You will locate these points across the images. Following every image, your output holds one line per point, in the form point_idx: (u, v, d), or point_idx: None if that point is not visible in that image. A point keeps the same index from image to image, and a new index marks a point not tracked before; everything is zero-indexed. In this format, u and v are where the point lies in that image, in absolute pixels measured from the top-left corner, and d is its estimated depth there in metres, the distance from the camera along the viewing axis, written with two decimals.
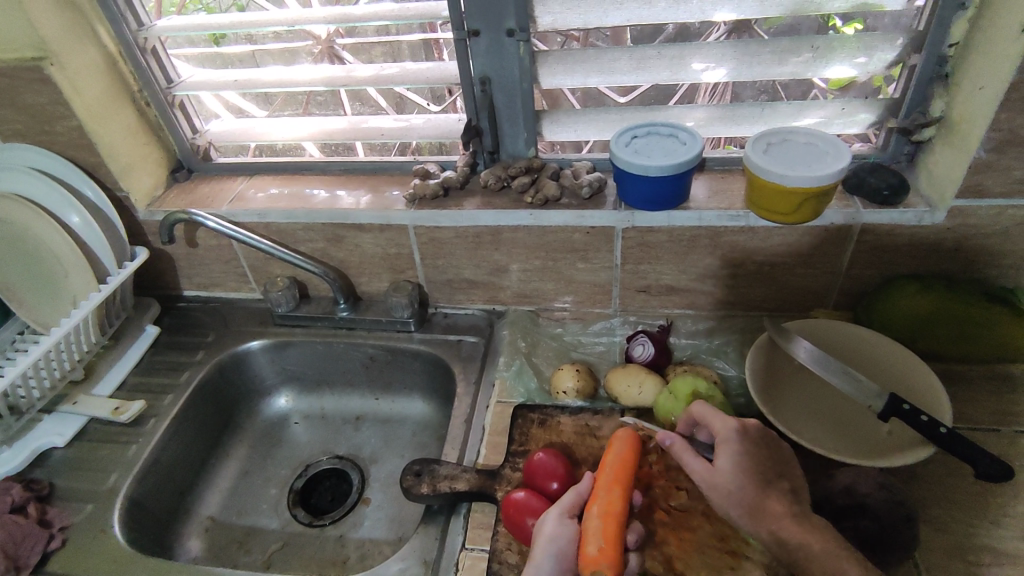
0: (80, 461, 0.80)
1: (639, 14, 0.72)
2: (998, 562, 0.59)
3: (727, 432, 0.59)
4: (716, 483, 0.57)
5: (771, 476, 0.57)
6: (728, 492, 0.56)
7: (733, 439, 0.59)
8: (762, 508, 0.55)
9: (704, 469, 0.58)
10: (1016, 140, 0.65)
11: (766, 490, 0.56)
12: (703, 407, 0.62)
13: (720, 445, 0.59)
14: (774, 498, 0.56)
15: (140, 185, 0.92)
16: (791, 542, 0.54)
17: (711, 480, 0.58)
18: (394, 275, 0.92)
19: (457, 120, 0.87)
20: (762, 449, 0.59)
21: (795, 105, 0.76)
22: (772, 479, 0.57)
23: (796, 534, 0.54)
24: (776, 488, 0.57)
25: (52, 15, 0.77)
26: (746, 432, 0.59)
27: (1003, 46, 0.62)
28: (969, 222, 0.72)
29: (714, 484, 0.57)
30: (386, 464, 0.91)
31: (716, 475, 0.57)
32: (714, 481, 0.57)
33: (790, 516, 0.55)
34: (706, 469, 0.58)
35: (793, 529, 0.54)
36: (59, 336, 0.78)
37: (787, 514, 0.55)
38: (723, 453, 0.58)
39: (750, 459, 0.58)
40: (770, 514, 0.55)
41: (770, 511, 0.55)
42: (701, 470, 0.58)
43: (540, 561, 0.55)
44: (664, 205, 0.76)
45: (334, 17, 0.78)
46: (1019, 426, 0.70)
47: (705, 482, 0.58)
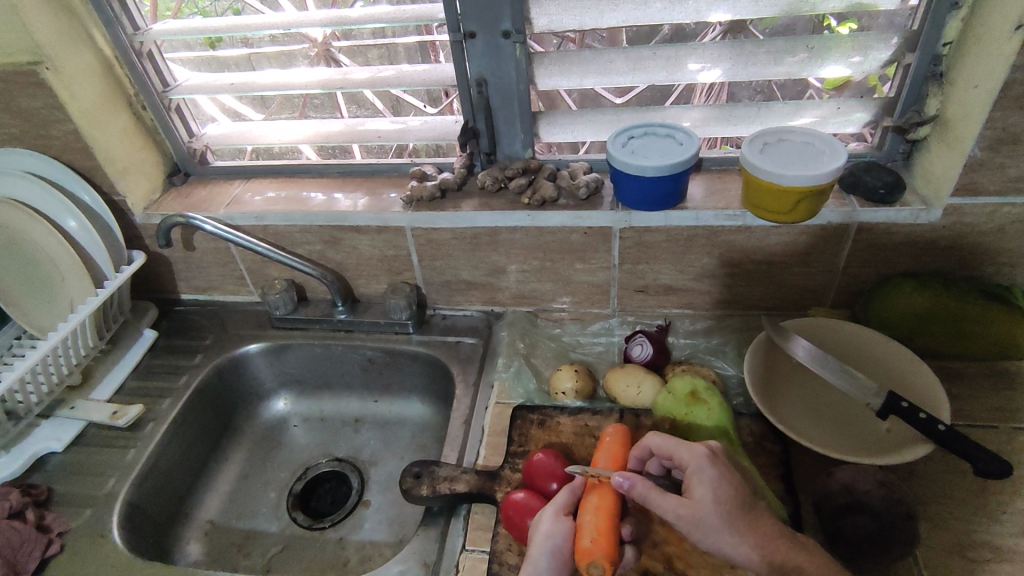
0: (78, 465, 0.80)
1: (634, 15, 0.72)
2: (997, 559, 0.59)
3: (694, 461, 0.56)
4: (698, 518, 0.53)
5: (747, 501, 0.55)
6: (711, 525, 0.52)
7: (705, 468, 0.55)
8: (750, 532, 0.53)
9: (680, 505, 0.53)
10: (1010, 138, 0.65)
11: (748, 515, 0.54)
12: (662, 441, 0.59)
13: (691, 476, 0.55)
14: (758, 521, 0.54)
15: (137, 189, 0.91)
16: (784, 564, 0.53)
17: (689, 514, 0.53)
18: (392, 277, 0.92)
19: (454, 122, 0.87)
20: (730, 475, 0.56)
21: (791, 105, 0.76)
22: (750, 504, 0.55)
23: (788, 556, 0.53)
24: (755, 512, 0.55)
25: (48, 20, 0.77)
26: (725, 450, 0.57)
27: (996, 45, 0.62)
28: (964, 221, 0.72)
29: (695, 519, 0.53)
30: (385, 466, 0.91)
31: (694, 509, 0.53)
32: (693, 516, 0.53)
33: (779, 538, 0.54)
34: (683, 504, 0.53)
35: (784, 550, 0.53)
36: (57, 340, 0.78)
37: (773, 536, 0.54)
38: (697, 484, 0.54)
39: (725, 486, 0.54)
40: (756, 536, 0.53)
41: (756, 535, 0.53)
42: (677, 506, 0.53)
43: (537, 558, 0.55)
44: (661, 206, 0.76)
45: (330, 20, 0.78)
46: (1016, 423, 0.70)
47: (682, 518, 0.53)
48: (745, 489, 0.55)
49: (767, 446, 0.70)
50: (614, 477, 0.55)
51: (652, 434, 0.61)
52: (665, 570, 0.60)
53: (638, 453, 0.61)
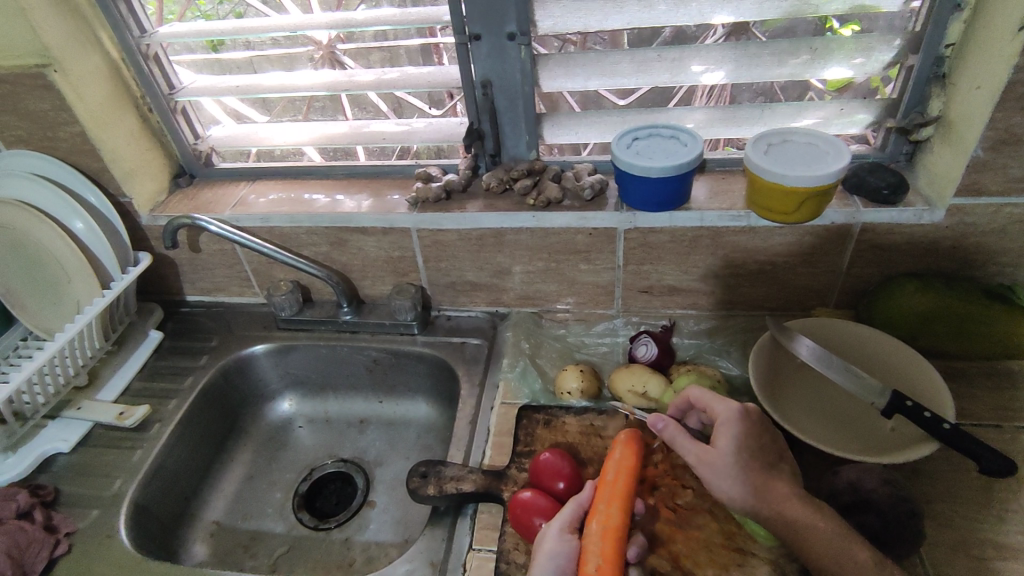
0: (84, 466, 0.80)
1: (639, 18, 0.73)
2: (1003, 557, 0.59)
3: (726, 414, 0.58)
4: (716, 463, 0.56)
5: (770, 459, 0.57)
6: (728, 472, 0.55)
7: (735, 422, 0.58)
8: (763, 488, 0.55)
9: (703, 450, 0.57)
10: (1013, 138, 0.65)
11: (767, 470, 0.56)
12: (702, 393, 0.62)
13: (719, 427, 0.58)
14: (777, 480, 0.56)
15: (143, 191, 0.92)
16: (795, 523, 0.54)
17: (708, 458, 0.56)
18: (396, 278, 0.93)
19: (458, 123, 0.87)
20: (758, 431, 0.58)
21: (794, 106, 0.77)
22: (773, 462, 0.57)
23: (801, 515, 0.54)
24: (775, 471, 0.56)
25: (56, 22, 0.78)
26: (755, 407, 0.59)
27: (999, 47, 0.62)
28: (967, 221, 0.72)
29: (714, 463, 0.56)
30: (391, 466, 0.91)
31: (715, 455, 0.56)
32: (713, 461, 0.56)
33: (792, 499, 0.55)
34: (706, 450, 0.57)
35: (788, 510, 0.54)
36: (63, 341, 0.78)
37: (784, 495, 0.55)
38: (723, 434, 0.57)
39: (750, 439, 0.57)
40: (771, 494, 0.55)
41: (769, 490, 0.55)
42: (700, 451, 0.57)
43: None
44: (666, 207, 0.77)
45: (336, 23, 0.79)
46: (1021, 422, 0.71)
47: (702, 461, 0.57)
48: (771, 447, 0.58)
49: None
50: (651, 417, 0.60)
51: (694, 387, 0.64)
52: (672, 569, 0.60)
53: (679, 403, 0.65)
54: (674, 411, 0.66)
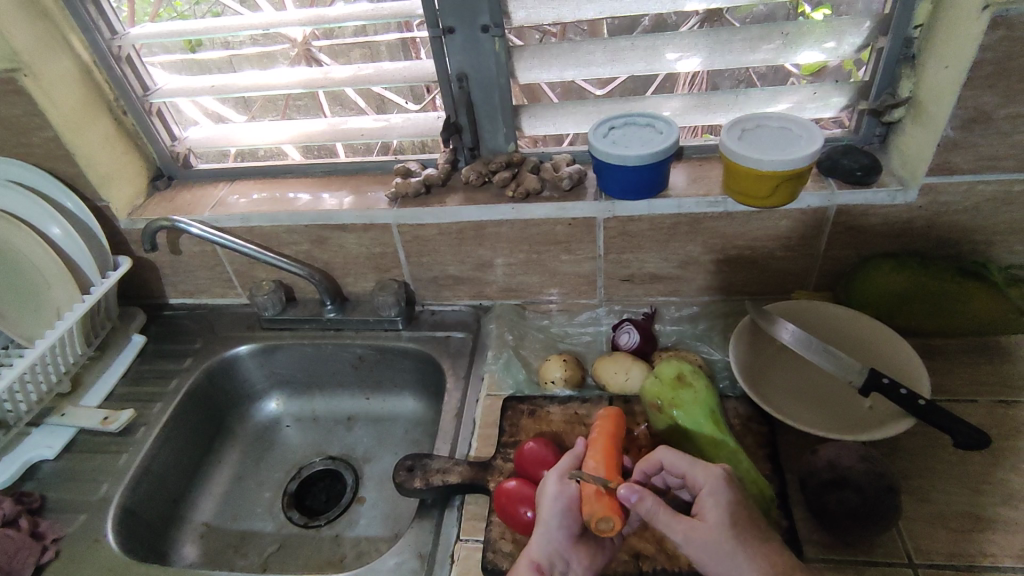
0: (70, 472, 0.80)
1: (612, 7, 0.73)
2: (978, 528, 0.61)
3: (708, 482, 0.54)
4: (708, 541, 0.51)
5: (761, 527, 0.53)
6: (722, 551, 0.51)
7: (720, 489, 0.53)
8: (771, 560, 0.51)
9: (692, 526, 0.52)
10: (982, 117, 0.66)
11: (762, 537, 0.52)
12: (673, 456, 0.56)
13: (704, 497, 0.54)
14: (773, 550, 0.52)
15: (121, 194, 0.91)
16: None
17: (702, 538, 0.51)
18: (380, 275, 0.93)
19: (436, 117, 0.88)
20: (742, 497, 0.54)
21: (768, 92, 0.77)
22: (764, 528, 0.53)
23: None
24: (772, 541, 0.53)
25: (24, 26, 0.77)
26: (730, 481, 0.54)
27: (966, 26, 0.63)
28: (940, 200, 0.73)
29: (706, 541, 0.51)
30: (379, 462, 0.91)
31: (705, 530, 0.51)
32: (704, 539, 0.51)
33: (798, 568, 0.51)
34: (695, 526, 0.52)
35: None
36: (46, 347, 0.78)
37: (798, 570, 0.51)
38: (711, 507, 0.53)
39: (735, 510, 0.53)
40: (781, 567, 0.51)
41: (775, 565, 0.51)
42: (687, 528, 0.52)
43: (547, 520, 0.56)
44: (643, 194, 0.77)
45: (310, 20, 0.79)
46: (996, 396, 0.72)
47: (690, 540, 0.51)
48: (757, 518, 0.54)
49: (754, 428, 0.71)
50: (619, 488, 0.53)
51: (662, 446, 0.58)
52: (657, 551, 0.61)
53: (646, 467, 0.59)
54: (640, 475, 0.59)
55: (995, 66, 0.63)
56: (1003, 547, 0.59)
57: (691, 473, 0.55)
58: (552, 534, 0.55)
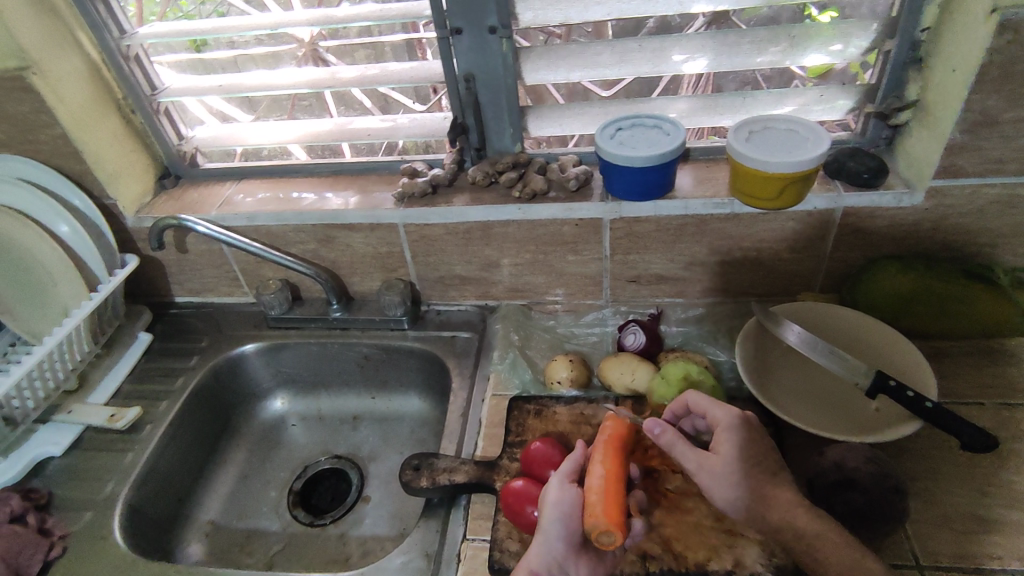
0: (77, 469, 0.80)
1: (620, 9, 0.73)
2: (985, 530, 0.61)
3: (726, 420, 0.59)
4: (717, 469, 0.56)
5: (770, 467, 0.57)
6: (730, 479, 0.56)
7: (734, 427, 0.58)
8: (769, 495, 0.55)
9: (704, 455, 0.58)
10: (988, 120, 0.66)
11: (769, 476, 0.56)
12: (700, 398, 0.62)
13: (720, 432, 0.58)
14: (781, 488, 0.56)
15: (129, 193, 0.92)
16: (805, 534, 0.53)
17: (709, 465, 0.57)
18: (385, 274, 0.93)
19: (443, 118, 0.88)
20: (759, 434, 0.59)
21: (775, 94, 0.78)
22: (773, 467, 0.57)
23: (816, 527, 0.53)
24: (778, 478, 0.56)
25: (33, 25, 0.77)
26: (747, 422, 0.59)
27: (973, 29, 0.63)
28: (946, 203, 0.73)
29: (713, 469, 0.57)
30: (385, 461, 0.91)
31: (717, 460, 0.57)
32: (714, 468, 0.57)
33: (798, 505, 0.54)
34: (706, 455, 0.57)
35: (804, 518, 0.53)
36: (52, 345, 0.78)
37: (794, 505, 0.54)
38: (725, 440, 0.58)
39: (749, 445, 0.57)
40: (776, 502, 0.55)
41: (774, 502, 0.55)
42: (701, 457, 0.57)
43: (548, 528, 0.56)
44: (650, 196, 0.77)
45: (318, 20, 0.79)
46: (1002, 399, 0.72)
47: (700, 467, 0.57)
48: (772, 455, 0.58)
49: (760, 429, 0.71)
50: (647, 420, 0.59)
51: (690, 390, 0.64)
52: (663, 552, 0.61)
53: (675, 408, 0.64)
54: (669, 413, 0.65)
55: (1001, 69, 0.63)
56: (1009, 549, 0.59)
57: (711, 412, 0.60)
58: (553, 544, 0.56)
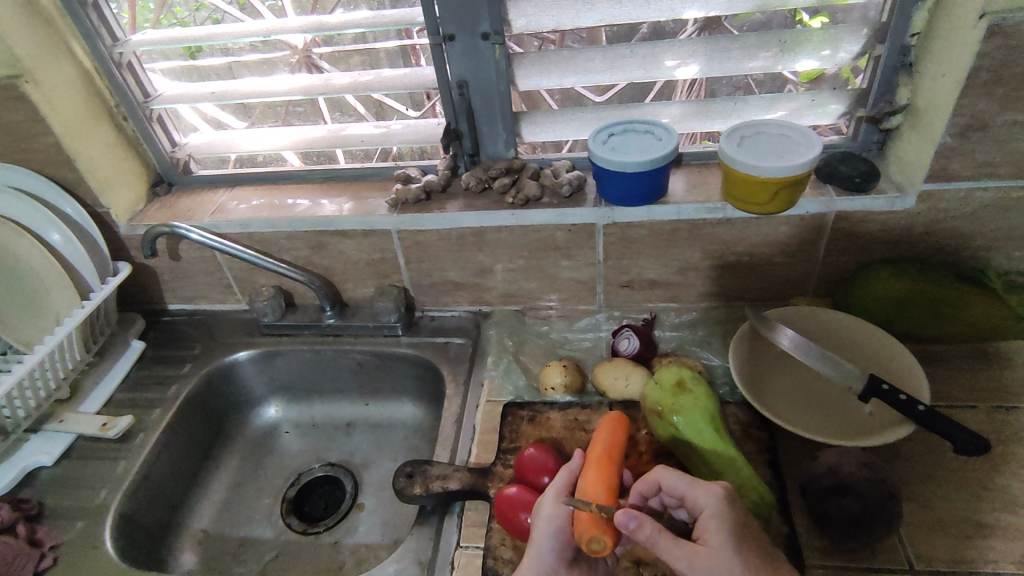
0: (68, 478, 0.79)
1: (611, 14, 0.73)
2: (979, 534, 0.61)
3: (709, 504, 0.53)
4: (712, 567, 0.50)
5: (763, 550, 0.52)
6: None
7: (720, 512, 0.53)
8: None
9: (696, 552, 0.50)
10: (978, 124, 0.67)
11: (764, 561, 0.51)
12: (674, 477, 0.56)
13: (705, 522, 0.52)
14: (779, 571, 0.52)
15: (121, 200, 0.91)
16: None
17: (706, 566, 0.50)
18: (379, 280, 0.93)
19: (436, 124, 0.88)
20: (743, 517, 0.53)
21: (767, 99, 0.78)
22: (766, 551, 0.52)
23: None
24: (773, 561, 0.52)
25: (25, 33, 0.77)
26: (731, 503, 0.53)
27: (962, 34, 0.64)
28: (938, 207, 0.74)
29: (713, 569, 0.49)
30: (378, 468, 0.91)
31: (710, 557, 0.50)
32: (706, 566, 0.50)
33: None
34: (698, 553, 0.50)
35: None
36: (44, 353, 0.78)
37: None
38: (712, 533, 0.51)
39: (739, 536, 0.52)
40: None
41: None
42: (690, 554, 0.50)
43: (540, 542, 0.56)
44: (643, 201, 0.77)
45: (310, 26, 0.79)
46: (995, 402, 0.72)
47: (694, 567, 0.50)
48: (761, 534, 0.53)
49: (754, 434, 0.71)
50: (619, 514, 0.51)
51: (659, 467, 0.57)
52: (657, 556, 0.61)
53: (643, 487, 0.58)
54: (636, 496, 0.58)
55: (989, 73, 0.63)
56: (1003, 553, 0.59)
57: (691, 495, 0.54)
58: (545, 556, 0.56)
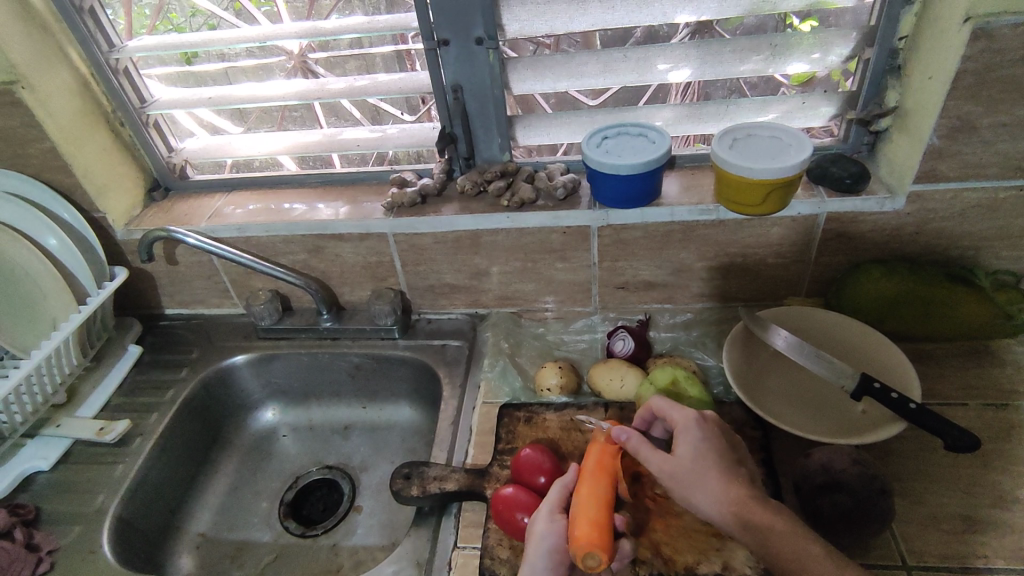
0: (65, 483, 0.79)
1: (603, 19, 0.74)
2: (970, 530, 0.61)
3: (684, 420, 0.60)
4: (677, 470, 0.57)
5: (732, 465, 0.58)
6: (690, 479, 0.56)
7: (692, 428, 0.59)
8: (731, 494, 0.55)
9: (666, 459, 0.58)
10: (966, 126, 0.68)
11: (729, 474, 0.57)
12: (660, 401, 0.62)
13: (678, 434, 0.59)
14: (743, 486, 0.56)
15: (118, 205, 0.92)
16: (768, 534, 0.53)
17: (672, 469, 0.57)
18: (376, 284, 0.93)
19: (431, 128, 0.89)
20: (717, 435, 0.59)
21: (758, 102, 0.79)
22: (736, 468, 0.58)
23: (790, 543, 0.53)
24: (738, 476, 0.57)
25: (22, 39, 0.78)
26: (704, 422, 0.59)
27: (948, 38, 0.65)
28: (927, 208, 0.75)
29: (677, 471, 0.57)
30: (376, 471, 0.91)
31: (675, 462, 0.57)
32: (674, 469, 0.57)
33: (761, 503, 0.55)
34: (668, 460, 0.58)
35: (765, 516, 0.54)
36: (41, 358, 0.78)
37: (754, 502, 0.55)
38: (682, 442, 0.58)
39: (707, 448, 0.58)
40: (739, 500, 0.55)
41: (737, 502, 0.55)
42: (660, 460, 0.58)
43: (533, 561, 0.56)
44: (637, 203, 0.78)
45: (305, 32, 0.79)
46: (985, 400, 0.73)
47: (662, 470, 0.57)
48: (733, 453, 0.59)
49: (748, 433, 0.72)
50: (614, 429, 0.60)
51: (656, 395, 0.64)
52: (653, 557, 0.61)
53: (643, 413, 0.65)
54: (640, 421, 0.66)
55: (975, 76, 0.64)
56: (994, 549, 0.60)
57: (670, 414, 0.61)
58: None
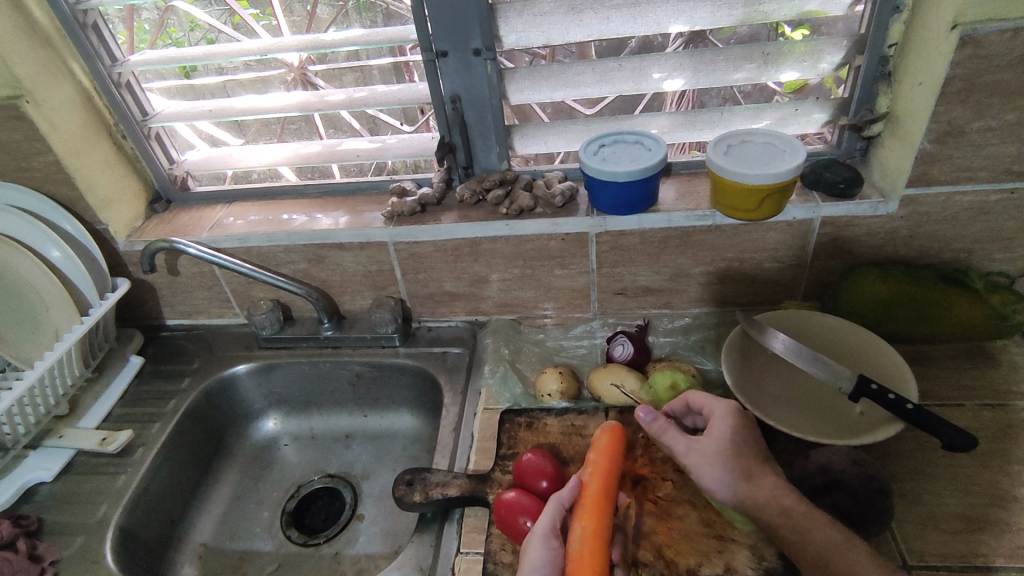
0: (68, 495, 0.80)
1: (599, 29, 0.75)
2: (969, 529, 0.62)
3: (722, 409, 0.62)
4: (705, 451, 0.60)
5: (761, 456, 0.60)
6: (717, 459, 0.59)
7: (729, 415, 0.61)
8: (755, 478, 0.58)
9: (696, 440, 0.61)
10: (956, 130, 0.69)
11: (758, 463, 0.59)
12: (699, 393, 0.65)
13: (713, 419, 0.62)
14: (769, 473, 0.58)
15: (120, 217, 0.92)
16: (784, 513, 0.56)
17: (700, 450, 0.60)
18: (376, 292, 0.94)
19: (430, 138, 0.90)
20: (751, 427, 0.61)
21: (752, 109, 0.80)
22: (764, 460, 0.60)
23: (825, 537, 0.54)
24: (767, 467, 0.59)
25: (28, 55, 0.79)
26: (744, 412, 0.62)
27: (936, 45, 0.66)
28: (921, 210, 0.76)
29: (705, 451, 0.59)
30: (378, 479, 0.92)
31: (706, 443, 0.60)
32: (703, 450, 0.60)
33: (781, 492, 0.57)
34: (697, 441, 0.60)
35: (783, 502, 0.56)
36: (43, 369, 0.78)
37: (775, 489, 0.57)
38: (715, 424, 0.61)
39: (742, 434, 0.60)
40: (762, 484, 0.58)
41: (756, 487, 0.57)
42: (690, 442, 0.61)
43: None
44: (633, 210, 0.79)
45: (306, 45, 0.81)
46: (981, 400, 0.74)
47: (691, 450, 0.60)
48: (761, 445, 0.61)
49: None
50: (640, 411, 0.63)
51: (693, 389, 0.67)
52: (657, 559, 0.61)
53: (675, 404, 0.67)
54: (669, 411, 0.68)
55: (964, 81, 0.65)
56: (994, 547, 0.60)
57: (708, 404, 0.64)
58: None
